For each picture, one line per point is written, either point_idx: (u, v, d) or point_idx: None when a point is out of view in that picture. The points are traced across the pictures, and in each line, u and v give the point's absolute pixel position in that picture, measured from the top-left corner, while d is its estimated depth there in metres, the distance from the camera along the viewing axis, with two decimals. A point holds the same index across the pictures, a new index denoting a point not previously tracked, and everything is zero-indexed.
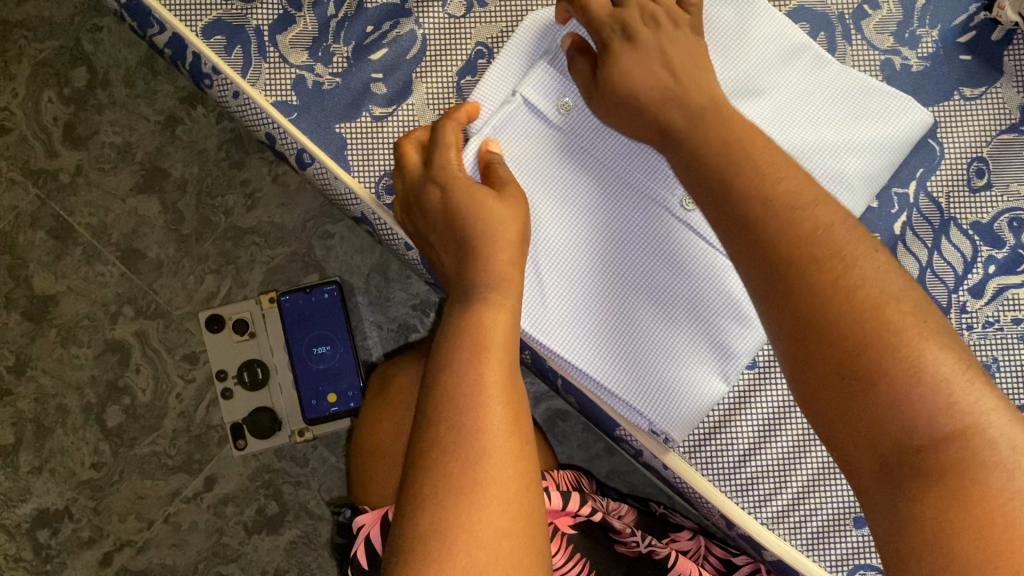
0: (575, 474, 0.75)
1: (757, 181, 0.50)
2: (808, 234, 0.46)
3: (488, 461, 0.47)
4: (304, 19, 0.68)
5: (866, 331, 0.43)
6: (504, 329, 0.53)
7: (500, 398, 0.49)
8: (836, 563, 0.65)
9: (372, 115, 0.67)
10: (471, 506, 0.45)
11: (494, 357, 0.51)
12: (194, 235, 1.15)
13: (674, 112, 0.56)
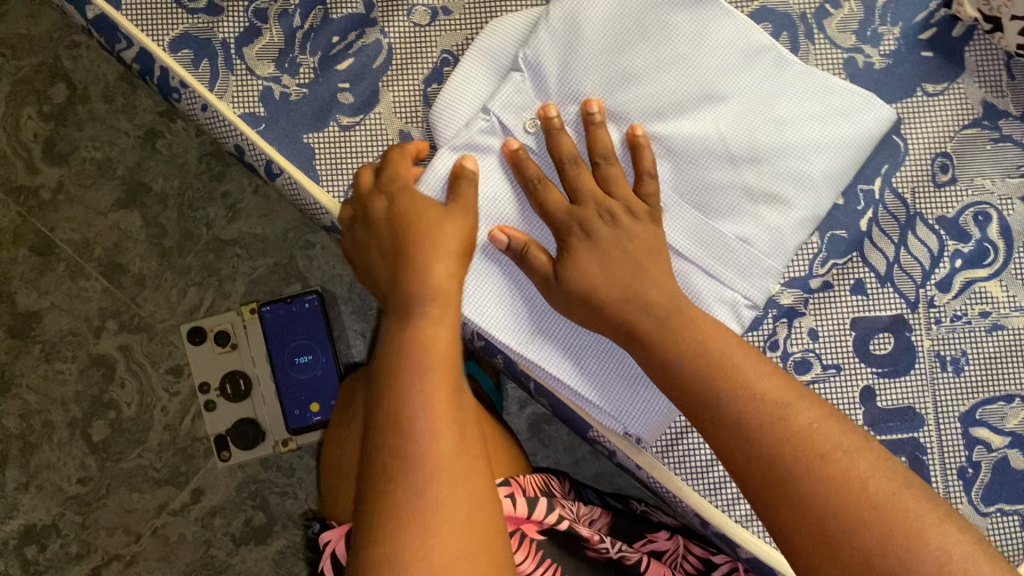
0: (546, 479, 0.75)
1: (696, 346, 0.56)
2: (750, 409, 0.52)
3: (435, 485, 0.49)
4: (270, 31, 0.68)
5: (814, 468, 0.49)
6: (443, 339, 0.56)
7: (447, 418, 0.52)
8: None
9: (339, 125, 0.67)
10: (421, 531, 0.47)
11: (431, 373, 0.54)
12: (176, 248, 1.15)
13: (636, 312, 0.59)
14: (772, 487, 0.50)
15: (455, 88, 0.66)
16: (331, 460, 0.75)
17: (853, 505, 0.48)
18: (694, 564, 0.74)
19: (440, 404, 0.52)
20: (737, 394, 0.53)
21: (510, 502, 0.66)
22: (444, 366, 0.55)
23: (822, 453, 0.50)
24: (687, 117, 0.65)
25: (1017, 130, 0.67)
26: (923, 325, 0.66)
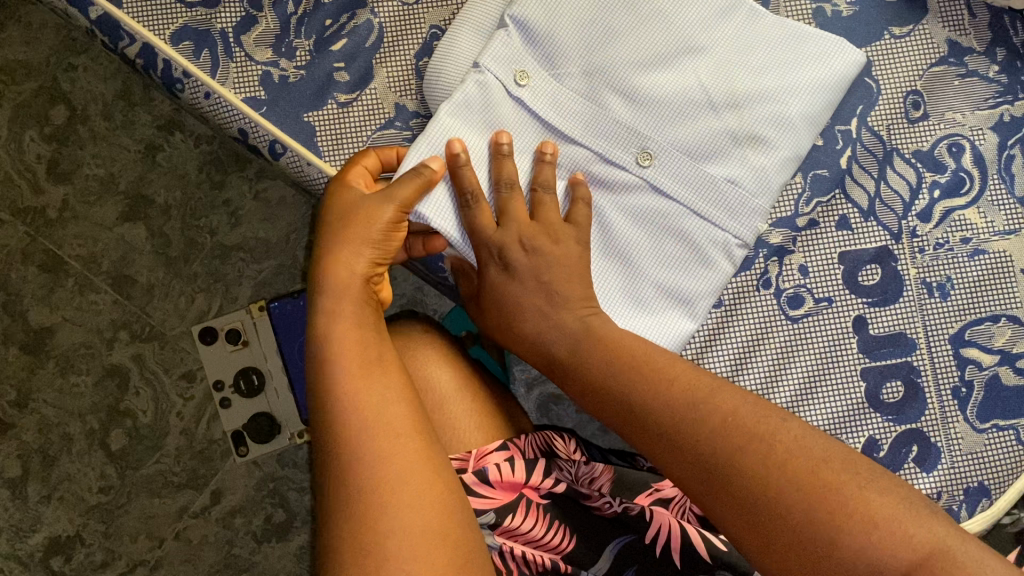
0: (549, 439, 0.75)
1: (608, 355, 0.59)
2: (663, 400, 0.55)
3: (365, 467, 0.53)
4: (266, 18, 0.72)
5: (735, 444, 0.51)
6: (357, 318, 0.60)
7: (380, 408, 0.55)
8: None
9: (337, 102, 0.70)
10: (364, 512, 0.51)
11: (350, 364, 0.57)
12: (182, 257, 1.18)
13: (556, 338, 0.61)
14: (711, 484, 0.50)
15: (446, 54, 0.68)
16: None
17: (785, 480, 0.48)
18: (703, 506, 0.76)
19: (369, 393, 0.56)
20: (667, 391, 0.55)
21: (509, 466, 0.70)
22: (369, 353, 0.59)
23: (749, 429, 0.51)
24: (668, 70, 0.68)
25: (982, 65, 0.71)
26: (907, 254, 0.69)
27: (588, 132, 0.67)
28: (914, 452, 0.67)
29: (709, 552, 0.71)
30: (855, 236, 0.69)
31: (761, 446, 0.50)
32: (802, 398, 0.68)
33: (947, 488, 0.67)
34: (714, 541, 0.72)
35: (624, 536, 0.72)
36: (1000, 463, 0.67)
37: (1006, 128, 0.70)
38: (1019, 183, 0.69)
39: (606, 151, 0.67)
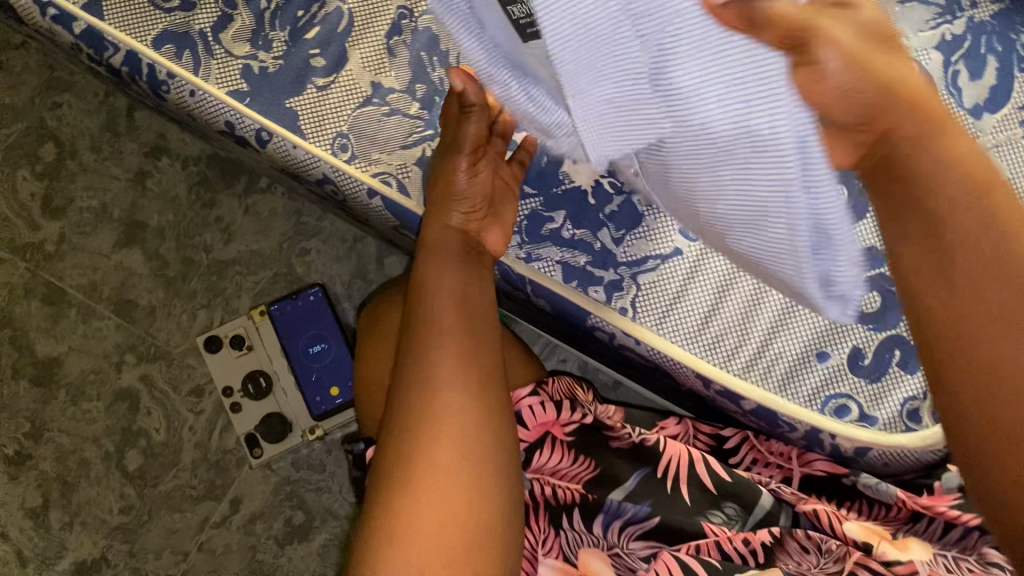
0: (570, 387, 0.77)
1: (943, 164, 0.40)
2: (988, 263, 0.39)
3: (438, 408, 0.60)
4: (241, 16, 0.76)
5: None
6: (444, 286, 0.65)
7: (455, 389, 0.61)
8: (810, 397, 0.70)
9: (316, 86, 0.74)
10: (429, 445, 0.59)
11: (438, 338, 0.63)
12: (180, 276, 1.22)
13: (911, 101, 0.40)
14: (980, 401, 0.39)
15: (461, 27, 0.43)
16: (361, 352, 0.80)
17: None
18: (706, 440, 0.79)
19: (444, 371, 0.62)
20: (1005, 250, 0.39)
21: (540, 409, 0.73)
22: (453, 332, 0.63)
23: None
24: None
25: None
26: None
27: None
28: (896, 356, 0.69)
29: (712, 481, 0.72)
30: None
31: None
32: (786, 316, 0.71)
33: None
34: (720, 468, 0.73)
35: (642, 468, 0.73)
36: None
37: (948, 46, 0.74)
38: (966, 95, 0.73)
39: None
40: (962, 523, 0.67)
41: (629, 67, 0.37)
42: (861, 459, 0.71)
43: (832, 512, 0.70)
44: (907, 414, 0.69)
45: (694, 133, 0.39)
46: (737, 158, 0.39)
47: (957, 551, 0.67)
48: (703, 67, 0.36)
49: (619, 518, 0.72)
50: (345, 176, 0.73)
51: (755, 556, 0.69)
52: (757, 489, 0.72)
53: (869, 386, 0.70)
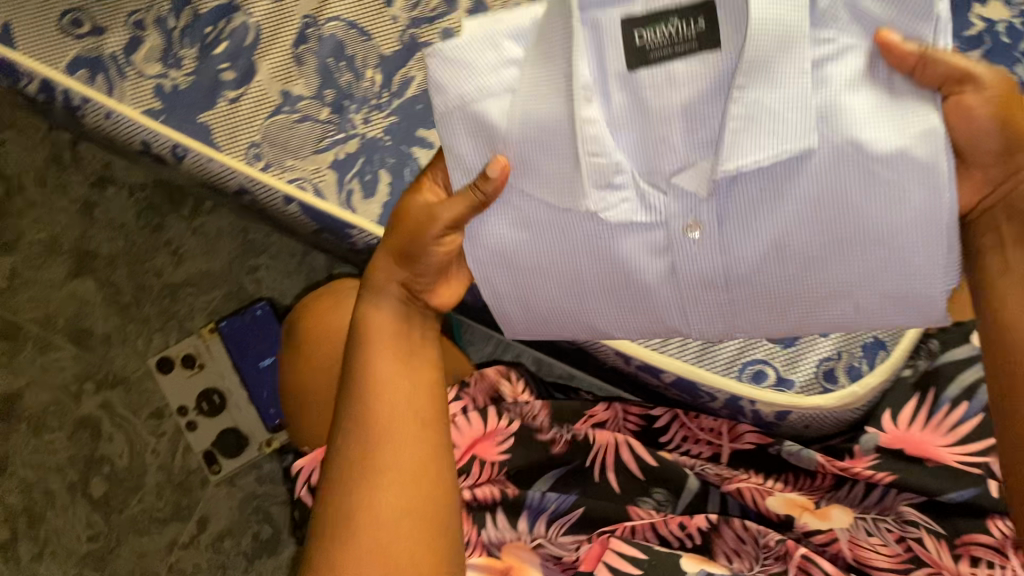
0: (496, 380, 0.79)
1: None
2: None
3: (380, 450, 0.58)
4: (151, 36, 0.77)
5: None
6: (386, 320, 0.62)
7: (386, 438, 0.58)
8: (727, 365, 0.72)
9: (227, 99, 0.76)
10: (367, 487, 0.57)
11: (369, 384, 0.60)
12: (133, 302, 1.23)
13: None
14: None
15: (537, 65, 0.57)
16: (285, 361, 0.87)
17: None
18: (635, 421, 0.78)
19: (377, 414, 0.59)
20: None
21: (467, 422, 0.75)
22: (389, 368, 0.61)
23: None
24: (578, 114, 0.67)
25: None
26: None
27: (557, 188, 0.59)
28: None
29: (639, 468, 0.74)
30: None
31: None
32: None
33: (846, 347, 0.71)
34: (646, 455, 0.74)
35: (567, 465, 0.75)
36: None
37: None
38: None
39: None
40: (879, 481, 0.68)
41: (803, 131, 0.52)
42: (782, 422, 0.74)
43: (755, 488, 0.71)
44: (823, 373, 0.71)
45: (826, 190, 0.54)
46: (822, 227, 0.55)
47: (876, 512, 0.68)
48: (881, 116, 0.52)
49: (544, 513, 0.71)
50: (261, 185, 0.74)
51: (691, 540, 0.68)
52: (683, 471, 0.73)
53: (783, 350, 0.72)
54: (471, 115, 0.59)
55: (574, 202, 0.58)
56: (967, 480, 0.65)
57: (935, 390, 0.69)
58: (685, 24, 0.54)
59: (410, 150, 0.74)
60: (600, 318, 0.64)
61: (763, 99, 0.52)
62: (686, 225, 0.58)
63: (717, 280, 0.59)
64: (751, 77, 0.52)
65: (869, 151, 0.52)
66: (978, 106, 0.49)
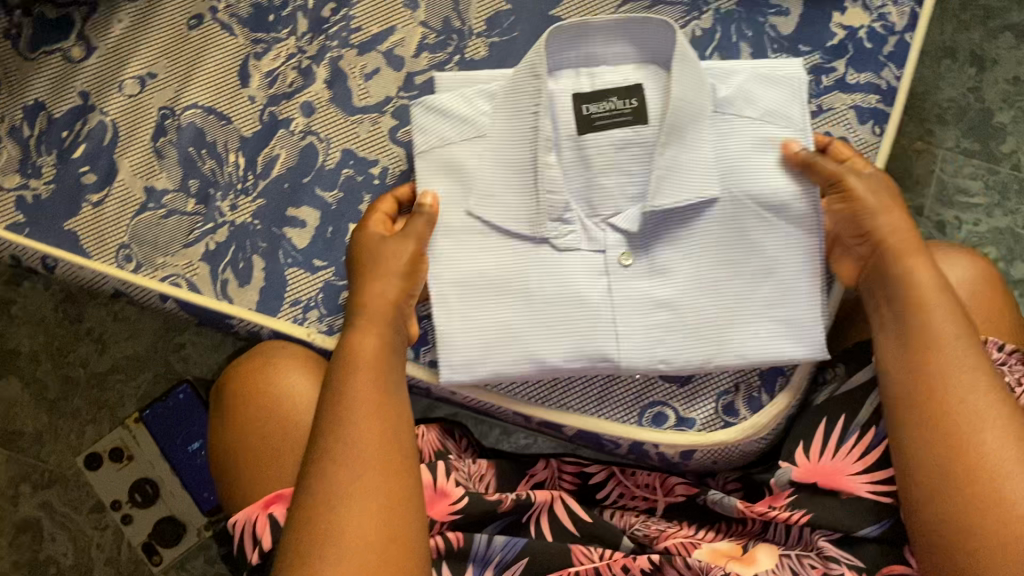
0: (442, 435, 0.75)
1: (913, 304, 0.59)
2: (910, 374, 0.57)
3: (357, 475, 0.56)
4: (6, 148, 0.75)
5: (943, 441, 0.54)
6: (375, 352, 0.63)
7: (369, 458, 0.57)
8: (626, 411, 0.72)
9: (91, 203, 0.74)
10: (341, 510, 0.54)
11: (357, 405, 0.59)
12: (61, 397, 1.18)
13: (898, 280, 0.61)
14: (914, 464, 0.55)
15: (506, 112, 0.71)
16: (224, 448, 0.69)
17: (965, 500, 0.52)
18: (571, 481, 0.76)
19: (366, 433, 0.58)
20: (924, 365, 0.57)
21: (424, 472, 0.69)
22: (375, 396, 0.60)
23: (957, 433, 0.54)
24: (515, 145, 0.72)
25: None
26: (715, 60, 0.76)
27: (506, 220, 0.71)
28: None
29: (577, 527, 0.70)
30: (590, 191, 0.74)
31: (953, 451, 0.53)
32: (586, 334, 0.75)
33: (742, 380, 0.71)
34: (582, 511, 0.71)
35: (503, 520, 0.70)
36: (783, 337, 0.69)
37: (701, 42, 0.76)
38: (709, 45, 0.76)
39: (361, 161, 0.74)
40: (795, 522, 0.67)
41: (703, 179, 0.70)
42: (689, 462, 0.73)
43: (686, 542, 0.68)
44: (723, 408, 0.71)
45: (732, 227, 0.70)
46: (737, 248, 0.70)
47: (799, 550, 0.67)
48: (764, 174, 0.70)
49: (490, 566, 0.67)
50: (138, 288, 0.73)
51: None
52: (619, 530, 0.70)
53: (679, 388, 0.72)
54: (452, 152, 0.72)
55: (532, 228, 0.71)
56: (883, 510, 0.64)
57: (845, 416, 0.67)
58: (622, 102, 0.74)
59: (280, 231, 0.73)
60: (545, 350, 0.70)
61: (678, 155, 0.70)
62: (621, 254, 0.71)
63: (650, 301, 0.70)
64: (672, 139, 0.70)
65: (761, 198, 0.70)
66: (865, 188, 0.66)
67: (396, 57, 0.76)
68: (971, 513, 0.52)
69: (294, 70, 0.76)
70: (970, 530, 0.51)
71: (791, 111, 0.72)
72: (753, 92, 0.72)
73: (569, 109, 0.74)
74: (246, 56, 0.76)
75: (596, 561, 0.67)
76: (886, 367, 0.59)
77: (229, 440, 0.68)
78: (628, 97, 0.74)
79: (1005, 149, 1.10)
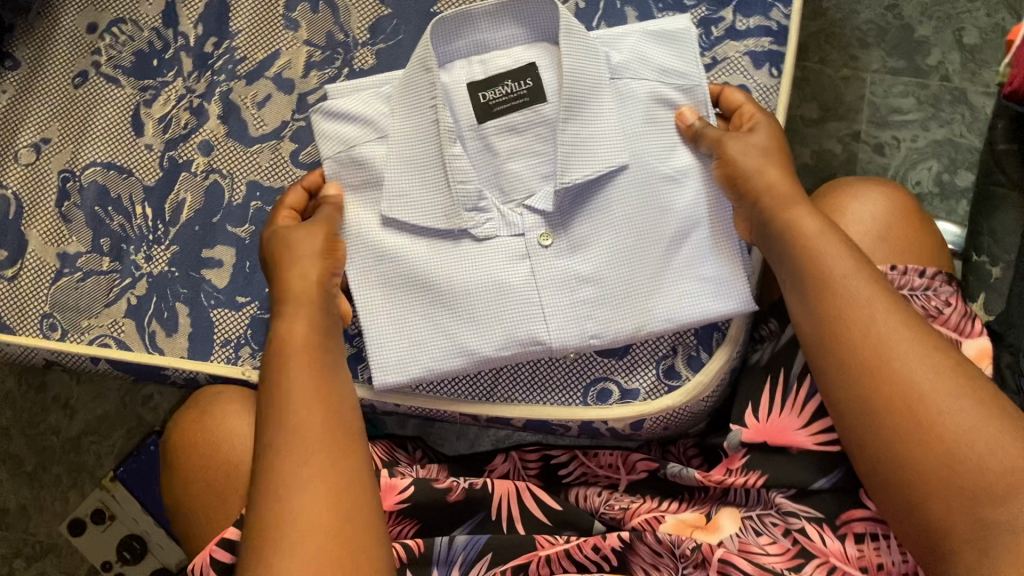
0: (390, 447, 0.76)
1: (811, 248, 0.60)
2: (824, 311, 0.57)
3: (298, 429, 0.52)
4: None
5: (863, 377, 0.54)
6: (304, 325, 0.60)
7: (317, 424, 0.52)
8: (569, 393, 0.72)
9: (5, 279, 0.73)
10: (287, 463, 0.50)
11: (299, 371, 0.56)
12: (39, 467, 1.16)
13: (798, 222, 0.62)
14: (848, 403, 0.55)
15: (402, 112, 0.71)
16: (174, 500, 0.68)
17: (898, 429, 0.52)
18: (533, 467, 0.75)
19: (297, 389, 0.54)
20: (833, 302, 0.57)
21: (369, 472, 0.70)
22: (308, 361, 0.57)
23: (873, 362, 0.54)
24: (416, 147, 0.71)
25: None
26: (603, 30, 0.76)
27: (419, 218, 0.70)
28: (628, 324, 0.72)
29: (547, 514, 0.69)
30: (501, 177, 0.73)
31: (877, 382, 0.53)
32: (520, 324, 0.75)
33: (679, 341, 0.72)
34: (551, 501, 0.70)
35: (476, 517, 0.70)
36: (710, 294, 0.69)
37: (585, 13, 0.77)
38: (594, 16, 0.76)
39: (267, 191, 0.74)
40: (751, 485, 0.66)
41: (610, 151, 0.70)
42: (641, 430, 0.73)
43: (652, 517, 0.67)
44: (665, 373, 0.71)
45: (644, 193, 0.70)
46: (653, 214, 0.70)
47: (759, 509, 0.66)
48: (669, 140, 0.71)
49: (455, 567, 0.65)
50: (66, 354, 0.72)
51: (606, 564, 0.64)
52: (588, 517, 0.69)
53: (618, 360, 0.72)
54: (357, 161, 0.72)
55: (449, 221, 0.70)
56: (829, 463, 0.63)
57: (784, 369, 0.66)
58: (517, 84, 0.73)
59: (199, 274, 0.73)
60: (475, 341, 0.69)
61: (581, 130, 0.70)
62: (541, 235, 0.71)
63: (573, 278, 0.70)
64: (572, 114, 0.70)
65: (667, 163, 0.70)
66: (758, 141, 0.67)
67: (285, 80, 0.76)
68: (910, 441, 0.51)
69: (186, 111, 0.76)
70: (917, 458, 0.51)
71: (686, 67, 0.71)
72: (647, 52, 0.72)
73: (468, 101, 0.73)
74: (137, 104, 0.76)
75: (562, 544, 0.65)
76: (802, 314, 0.59)
77: (175, 491, 0.68)
78: (523, 78, 0.73)
79: (931, 61, 1.06)
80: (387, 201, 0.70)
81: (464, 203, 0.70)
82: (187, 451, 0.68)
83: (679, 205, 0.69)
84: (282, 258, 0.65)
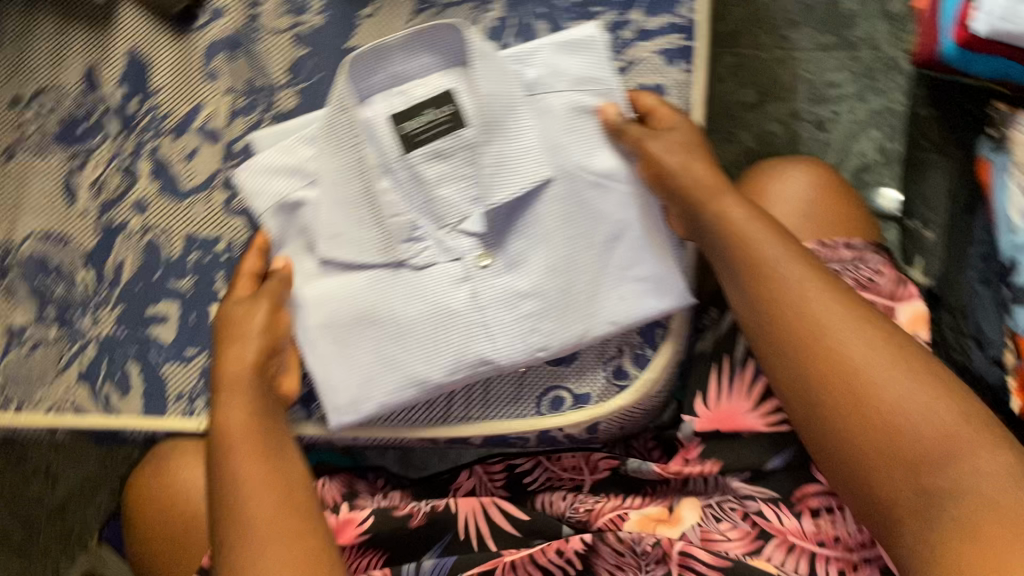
0: (350, 479, 0.77)
1: (740, 234, 0.61)
2: (759, 294, 0.58)
3: (253, 519, 0.54)
4: None
5: (801, 352, 0.55)
6: (241, 414, 0.61)
7: (269, 508, 0.54)
8: (524, 405, 0.73)
9: None
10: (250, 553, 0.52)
11: (245, 462, 0.57)
12: (26, 539, 1.16)
13: (719, 214, 0.63)
14: (790, 378, 0.56)
15: (329, 153, 0.72)
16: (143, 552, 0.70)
17: (838, 401, 0.53)
18: (499, 480, 0.76)
19: (248, 480, 0.56)
20: (766, 283, 0.58)
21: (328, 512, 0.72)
22: (253, 450, 0.59)
23: (813, 332, 0.55)
24: (347, 184, 0.73)
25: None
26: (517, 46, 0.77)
27: (356, 252, 0.72)
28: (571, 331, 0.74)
29: (513, 525, 0.69)
30: (433, 204, 0.73)
31: (815, 355, 0.54)
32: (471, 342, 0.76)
33: (625, 342, 0.72)
34: (516, 510, 0.70)
35: (443, 539, 0.70)
36: (647, 292, 0.69)
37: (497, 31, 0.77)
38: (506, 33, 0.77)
39: (205, 242, 0.75)
40: (709, 472, 0.67)
41: (533, 165, 0.71)
42: (598, 433, 0.74)
43: (616, 515, 0.68)
44: (614, 375, 0.72)
45: (572, 201, 0.71)
46: (582, 220, 0.70)
47: (718, 495, 0.67)
48: (590, 146, 0.72)
49: None
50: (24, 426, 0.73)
51: (570, 567, 0.64)
52: (557, 522, 0.69)
53: (566, 367, 0.73)
54: (290, 203, 0.73)
55: (385, 254, 0.72)
56: (780, 443, 0.65)
57: (727, 356, 0.67)
58: (437, 111, 0.74)
59: (145, 333, 0.73)
60: (422, 366, 0.70)
61: (504, 148, 0.72)
62: (479, 256, 0.72)
63: (514, 294, 0.71)
64: (494, 133, 0.72)
65: (591, 169, 0.71)
66: (676, 141, 0.68)
67: (211, 132, 0.77)
68: (850, 412, 0.52)
69: (116, 173, 0.77)
70: (858, 430, 0.52)
71: (599, 74, 0.73)
72: (559, 64, 0.73)
73: (392, 133, 0.74)
74: (66, 173, 0.77)
75: (526, 549, 0.65)
76: (739, 297, 0.60)
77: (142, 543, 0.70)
78: (443, 104, 0.74)
79: (859, 34, 1.08)
80: (324, 240, 0.72)
81: (400, 233, 0.72)
82: (152, 506, 0.70)
83: (606, 209, 0.70)
84: (225, 337, 0.67)
